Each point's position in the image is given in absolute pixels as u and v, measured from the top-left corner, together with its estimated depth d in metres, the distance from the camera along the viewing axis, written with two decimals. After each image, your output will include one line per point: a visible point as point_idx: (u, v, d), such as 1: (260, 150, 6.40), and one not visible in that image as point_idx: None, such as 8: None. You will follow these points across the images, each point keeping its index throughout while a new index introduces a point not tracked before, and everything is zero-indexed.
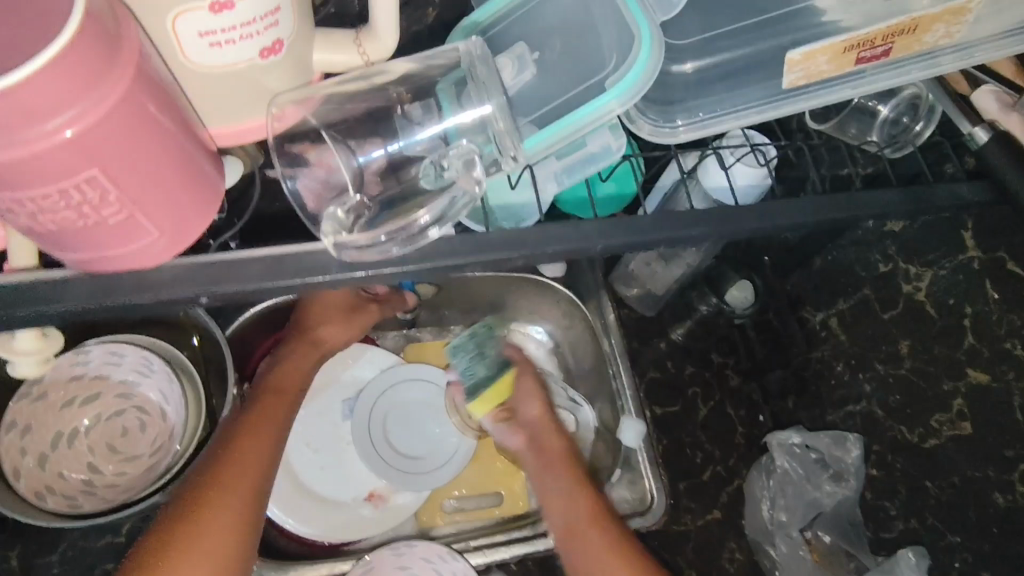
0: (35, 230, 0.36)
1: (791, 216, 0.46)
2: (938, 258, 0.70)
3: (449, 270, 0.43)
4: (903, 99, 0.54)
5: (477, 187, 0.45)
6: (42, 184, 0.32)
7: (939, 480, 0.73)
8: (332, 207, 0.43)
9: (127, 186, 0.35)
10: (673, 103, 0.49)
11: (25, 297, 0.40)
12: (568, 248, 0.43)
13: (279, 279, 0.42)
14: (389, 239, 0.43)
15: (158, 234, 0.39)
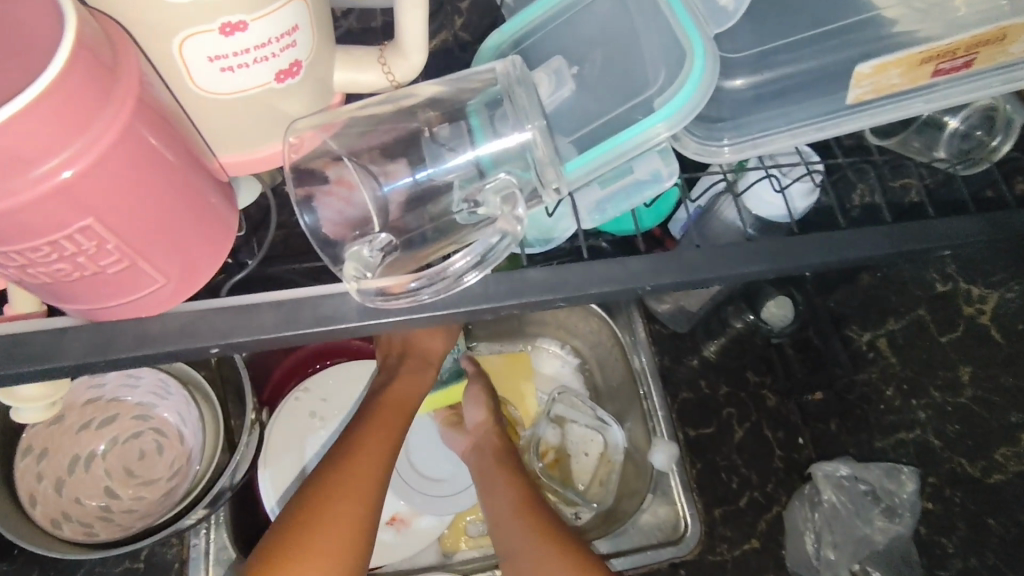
0: (31, 279, 0.33)
1: (857, 247, 0.42)
2: (1006, 280, 0.63)
3: (482, 313, 0.40)
4: (975, 111, 0.49)
5: (518, 226, 0.39)
6: (37, 233, 0.30)
7: (1005, 518, 0.65)
8: (356, 245, 0.40)
9: (129, 228, 0.32)
10: (723, 120, 0.45)
11: (20, 349, 0.38)
12: (611, 288, 0.39)
13: (300, 327, 0.39)
14: (420, 284, 0.39)
15: (165, 278, 0.36)
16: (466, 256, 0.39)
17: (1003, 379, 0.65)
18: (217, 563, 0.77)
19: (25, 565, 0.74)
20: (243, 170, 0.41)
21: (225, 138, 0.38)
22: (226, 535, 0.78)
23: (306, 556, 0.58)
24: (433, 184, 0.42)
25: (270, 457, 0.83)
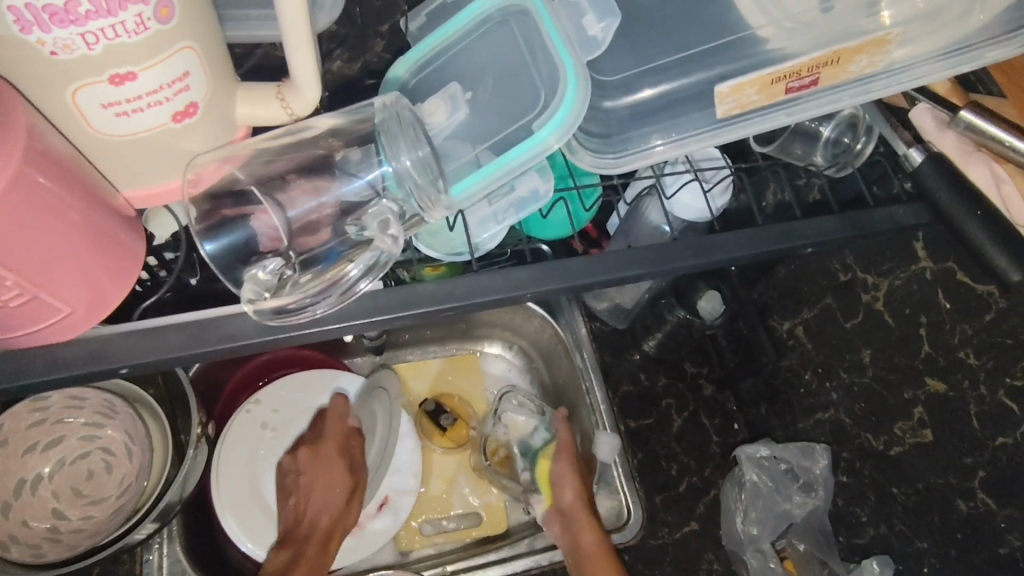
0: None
1: (731, 250, 0.47)
2: (893, 269, 0.68)
3: (381, 323, 0.44)
4: (841, 119, 0.55)
5: (398, 244, 0.44)
6: None
7: (906, 487, 0.71)
8: (254, 269, 0.43)
9: (31, 264, 0.36)
10: (611, 136, 0.50)
11: None
12: (503, 297, 0.44)
13: (207, 344, 0.43)
14: (314, 299, 0.43)
15: (74, 307, 0.40)
16: (358, 267, 0.43)
17: (897, 359, 0.70)
18: None
19: None
20: (147, 203, 0.43)
21: (129, 178, 0.40)
22: (179, 549, 0.80)
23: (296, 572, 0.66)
24: (338, 205, 0.45)
25: (223, 470, 0.85)
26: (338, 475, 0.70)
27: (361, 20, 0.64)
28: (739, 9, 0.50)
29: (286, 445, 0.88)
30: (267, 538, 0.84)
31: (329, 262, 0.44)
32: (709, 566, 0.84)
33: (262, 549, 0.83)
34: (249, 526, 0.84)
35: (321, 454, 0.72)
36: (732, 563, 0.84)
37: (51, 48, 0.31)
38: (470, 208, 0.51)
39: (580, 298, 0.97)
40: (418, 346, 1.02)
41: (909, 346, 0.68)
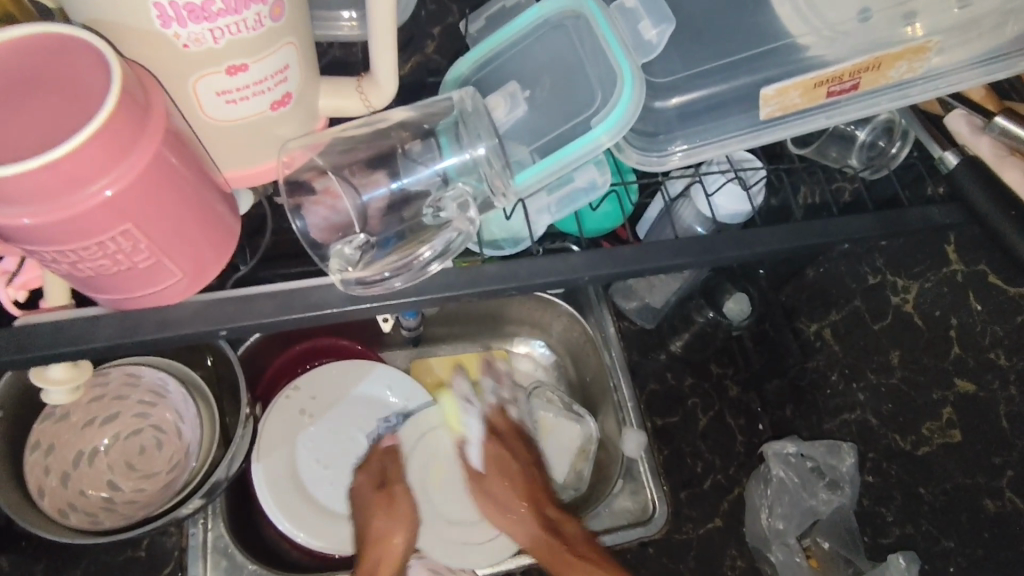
0: (71, 271, 0.39)
1: (770, 242, 0.49)
2: (923, 272, 0.71)
3: (446, 299, 0.45)
4: (877, 123, 0.58)
5: (472, 226, 0.48)
6: (81, 239, 0.36)
7: (932, 486, 0.73)
8: (339, 244, 0.46)
9: (155, 235, 0.38)
10: (657, 134, 0.52)
11: (56, 334, 0.43)
12: (555, 278, 0.45)
13: (289, 313, 0.44)
14: (394, 274, 0.46)
15: (181, 274, 0.42)
16: (432, 250, 0.47)
17: (925, 361, 0.73)
18: (215, 550, 0.81)
19: (32, 555, 0.78)
20: (242, 183, 0.47)
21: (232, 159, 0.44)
22: (223, 526, 0.82)
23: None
24: (404, 192, 0.49)
25: (264, 450, 0.89)
26: (401, 525, 0.74)
27: (416, 24, 0.68)
28: (784, 16, 0.52)
29: (326, 430, 0.92)
30: (301, 518, 0.87)
31: (404, 242, 0.48)
32: (732, 563, 0.85)
33: (298, 528, 0.86)
34: (287, 505, 0.87)
35: (394, 503, 0.76)
36: (754, 559, 0.84)
37: (183, 41, 0.36)
38: (531, 198, 0.55)
39: (610, 297, 0.99)
40: (449, 341, 1.05)
41: (939, 347, 0.71)
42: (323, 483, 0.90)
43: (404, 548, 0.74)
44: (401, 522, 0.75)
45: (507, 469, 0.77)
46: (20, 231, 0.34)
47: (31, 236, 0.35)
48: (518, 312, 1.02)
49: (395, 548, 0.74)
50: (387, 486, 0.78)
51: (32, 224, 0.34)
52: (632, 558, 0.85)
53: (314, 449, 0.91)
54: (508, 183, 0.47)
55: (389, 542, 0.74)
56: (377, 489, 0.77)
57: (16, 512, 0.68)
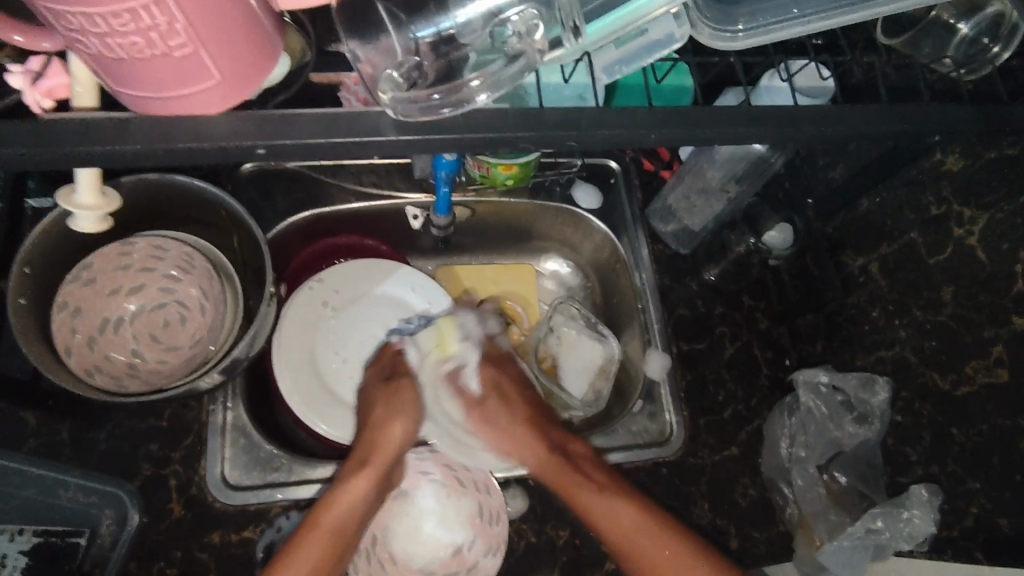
0: (97, 50, 0.31)
1: (857, 125, 0.45)
2: (997, 201, 0.65)
3: (502, 141, 0.41)
4: (985, 17, 0.53)
5: (539, 56, 0.41)
6: (108, 0, 0.28)
7: (967, 428, 0.73)
8: (388, 71, 0.40)
9: (196, 14, 0.30)
10: (736, 4, 0.47)
11: (57, 139, 0.37)
12: (620, 134, 0.41)
13: (334, 137, 0.39)
14: (442, 99, 0.40)
15: (219, 75, 0.34)
16: (480, 77, 0.40)
17: (981, 297, 0.69)
18: (235, 429, 0.82)
19: (58, 415, 0.79)
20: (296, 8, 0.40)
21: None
22: (242, 407, 0.83)
23: (327, 504, 0.66)
24: (455, 34, 0.40)
25: (283, 341, 0.88)
26: (402, 415, 0.71)
27: None
28: None
29: (346, 323, 0.92)
30: (320, 410, 0.87)
31: (452, 73, 0.41)
32: (744, 491, 0.84)
33: (319, 420, 0.86)
34: (306, 397, 0.87)
35: (396, 397, 0.72)
36: (767, 490, 0.83)
37: None
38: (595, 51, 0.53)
39: (646, 217, 0.95)
40: (477, 252, 1.01)
41: (997, 283, 0.67)
42: (342, 376, 0.89)
43: (405, 436, 0.70)
44: (406, 414, 0.71)
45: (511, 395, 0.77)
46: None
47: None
48: (547, 227, 0.98)
49: (392, 438, 0.70)
50: (392, 381, 0.74)
51: None
52: (645, 476, 0.84)
53: (335, 342, 0.91)
54: (579, 19, 0.41)
55: (387, 430, 0.70)
56: (380, 384, 0.74)
57: (45, 367, 0.68)
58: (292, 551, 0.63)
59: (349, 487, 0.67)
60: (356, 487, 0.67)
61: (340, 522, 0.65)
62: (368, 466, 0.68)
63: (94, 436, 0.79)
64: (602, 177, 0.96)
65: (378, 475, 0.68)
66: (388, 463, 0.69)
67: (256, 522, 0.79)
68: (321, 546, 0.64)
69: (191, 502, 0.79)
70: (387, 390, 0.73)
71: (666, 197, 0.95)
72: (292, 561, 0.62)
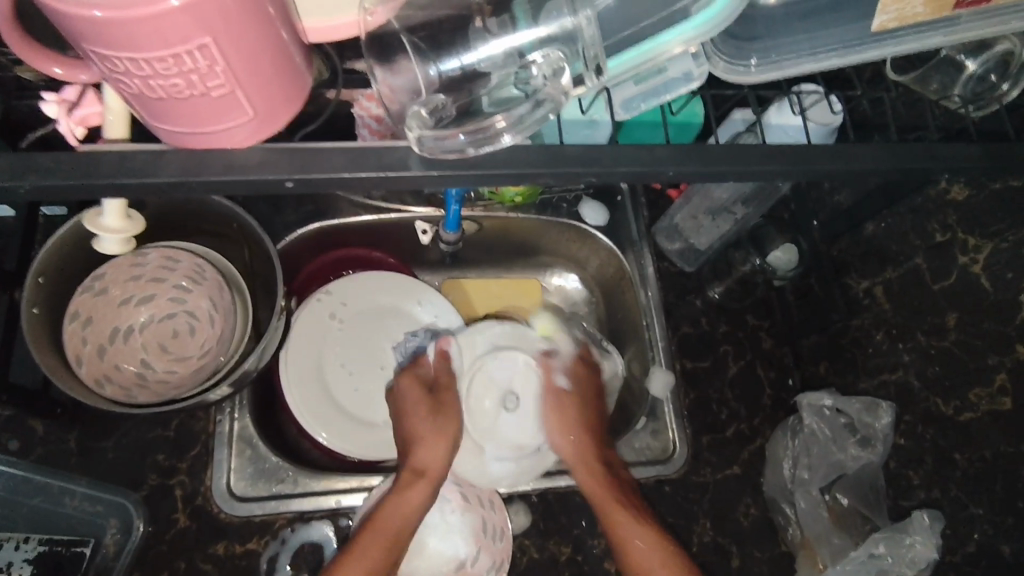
0: (140, 92, 0.33)
1: (865, 162, 0.46)
2: (1002, 231, 0.67)
3: (522, 176, 0.41)
4: (993, 55, 0.53)
5: (564, 97, 0.42)
6: (154, 46, 0.29)
7: (969, 453, 0.71)
8: (415, 106, 0.42)
9: (236, 59, 0.32)
10: (753, 39, 0.48)
11: (81, 170, 0.37)
12: (636, 169, 0.42)
13: (360, 170, 0.39)
14: (468, 139, 0.41)
15: (252, 114, 0.35)
16: (506, 118, 0.41)
17: (984, 325, 0.69)
18: (241, 441, 0.82)
19: (65, 423, 0.80)
20: (320, 41, 0.41)
21: (312, 12, 0.40)
22: (249, 417, 0.83)
23: (343, 564, 0.64)
24: (472, 70, 0.43)
25: (290, 350, 0.89)
26: (446, 435, 0.71)
27: None
28: None
29: (353, 335, 0.92)
30: (325, 420, 0.88)
31: (476, 110, 0.42)
32: (746, 510, 0.85)
33: (322, 429, 0.87)
34: (312, 408, 0.88)
35: (444, 411, 0.72)
36: (768, 509, 0.85)
37: None
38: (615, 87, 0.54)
39: (652, 235, 0.96)
40: (485, 268, 1.02)
41: (1003, 312, 0.67)
42: (348, 388, 0.90)
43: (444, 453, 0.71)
44: (446, 434, 0.71)
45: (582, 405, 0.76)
46: (85, 24, 0.28)
47: (96, 32, 0.29)
48: (553, 243, 0.99)
49: (439, 455, 0.71)
50: (437, 393, 0.74)
51: (102, 18, 0.28)
52: (648, 494, 0.85)
53: (340, 352, 0.91)
54: (602, 58, 0.41)
55: (429, 447, 0.71)
56: (424, 391, 0.74)
57: (56, 375, 0.68)
58: (347, 560, 0.64)
59: (409, 494, 0.68)
60: (414, 497, 0.68)
61: (397, 527, 0.67)
62: (423, 477, 0.69)
63: (100, 444, 0.79)
64: (610, 195, 0.97)
65: (434, 489, 0.70)
66: (440, 476, 0.70)
67: (262, 533, 0.79)
68: (375, 549, 0.65)
69: (197, 512, 0.79)
70: (436, 404, 0.72)
71: (673, 215, 0.96)
72: (349, 561, 0.64)
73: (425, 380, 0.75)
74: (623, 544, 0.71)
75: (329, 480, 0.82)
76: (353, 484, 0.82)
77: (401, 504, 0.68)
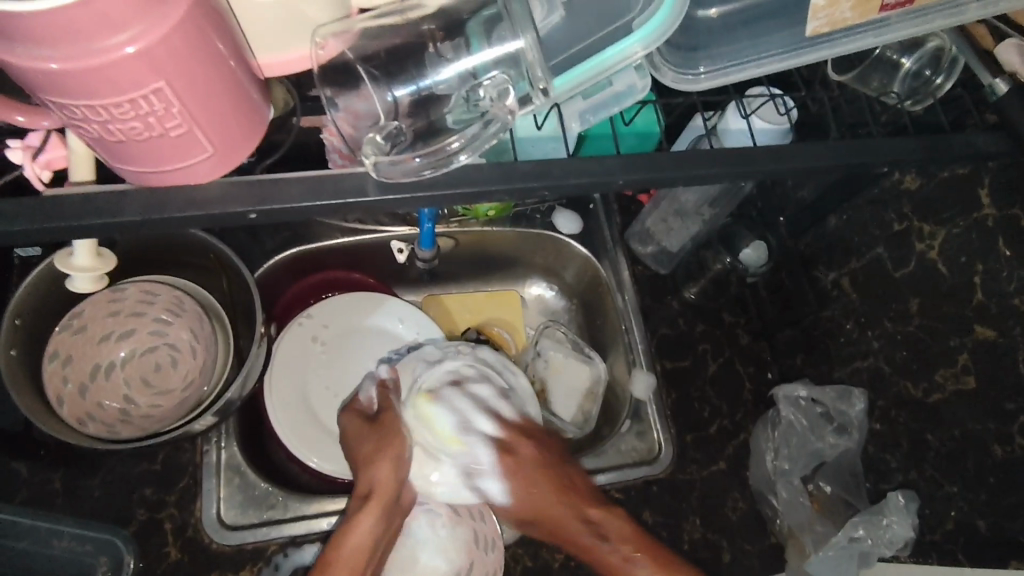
0: (100, 136, 0.34)
1: (812, 159, 0.48)
2: (952, 217, 0.69)
3: (481, 194, 0.43)
4: (926, 51, 0.57)
5: (510, 117, 0.44)
6: (111, 93, 0.31)
7: (939, 433, 0.73)
8: (370, 133, 0.43)
9: (192, 101, 0.33)
10: (697, 48, 0.50)
11: (50, 212, 0.38)
12: (589, 180, 0.44)
13: (323, 198, 0.41)
14: (422, 161, 0.43)
15: (212, 151, 0.37)
16: (460, 139, 0.43)
17: (945, 308, 0.71)
18: (229, 469, 0.83)
19: (51, 464, 0.79)
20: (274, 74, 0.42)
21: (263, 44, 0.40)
22: (237, 446, 0.84)
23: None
24: (429, 92, 0.45)
25: (274, 377, 0.90)
26: (387, 454, 0.65)
27: None
28: None
29: (338, 358, 0.93)
30: (314, 445, 0.88)
31: (432, 133, 0.44)
32: (734, 504, 0.86)
33: (311, 454, 0.87)
34: (299, 431, 0.88)
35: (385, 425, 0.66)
36: (755, 502, 0.86)
37: None
38: (564, 102, 0.54)
39: (625, 240, 0.98)
40: (463, 282, 1.03)
41: (961, 293, 0.69)
42: (334, 412, 0.91)
43: (394, 470, 0.64)
44: (391, 451, 0.65)
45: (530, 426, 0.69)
46: (40, 76, 0.30)
47: (52, 83, 0.30)
48: (530, 255, 1.01)
49: (387, 472, 0.64)
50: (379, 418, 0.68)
51: (59, 70, 0.29)
52: (637, 495, 0.86)
53: (325, 377, 0.92)
54: (547, 78, 0.43)
55: (374, 466, 0.65)
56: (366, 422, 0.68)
57: (38, 416, 0.68)
58: None
59: (357, 523, 0.63)
60: (366, 522, 0.63)
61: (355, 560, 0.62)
62: (371, 498, 0.64)
63: (87, 482, 0.79)
64: (582, 203, 0.99)
65: (382, 512, 0.64)
66: (393, 495, 0.65)
67: (254, 561, 0.79)
68: None
69: (188, 544, 0.79)
70: (376, 427, 0.67)
71: (644, 220, 0.98)
72: None
73: (369, 414, 0.69)
74: (592, 550, 0.69)
75: (320, 503, 0.82)
76: (344, 505, 0.83)
77: (356, 533, 0.63)
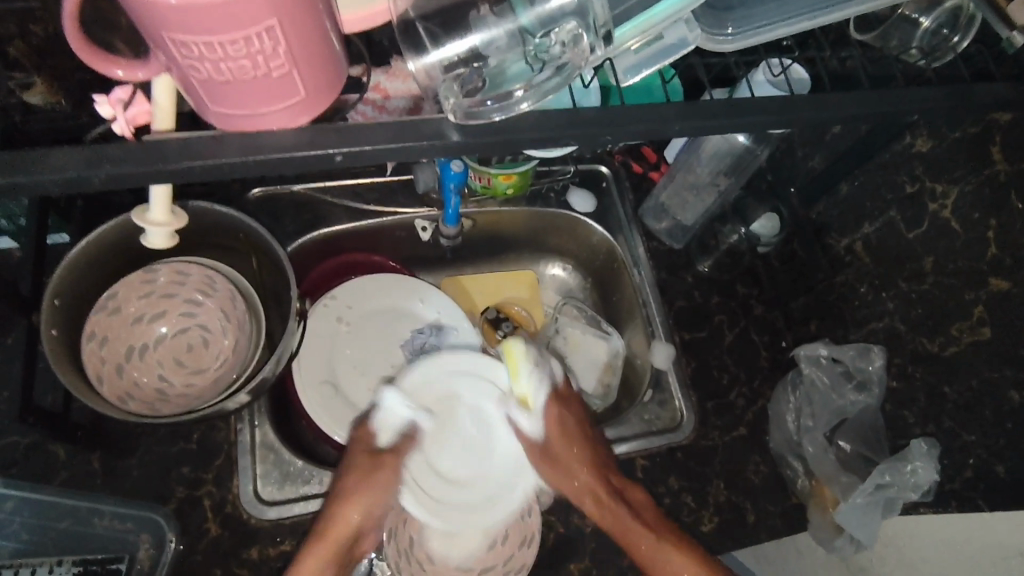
0: (205, 75, 0.36)
1: (845, 107, 0.50)
2: (961, 176, 0.71)
3: (545, 139, 0.45)
4: (944, 10, 0.60)
5: (585, 63, 0.46)
6: (226, 30, 0.33)
7: (958, 385, 0.78)
8: (445, 82, 0.46)
9: (294, 42, 0.35)
10: (730, 10, 0.53)
11: (132, 169, 0.40)
12: (644, 132, 0.46)
13: (403, 142, 0.43)
14: (494, 105, 0.45)
15: (302, 95, 0.39)
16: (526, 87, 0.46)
17: (959, 262, 0.74)
18: (262, 447, 0.84)
19: (86, 446, 0.80)
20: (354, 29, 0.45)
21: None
22: (268, 424, 0.85)
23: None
24: (483, 48, 0.47)
25: (305, 354, 0.91)
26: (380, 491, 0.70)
27: None
28: None
29: (365, 334, 0.95)
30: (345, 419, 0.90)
31: (499, 82, 0.46)
32: (757, 467, 0.88)
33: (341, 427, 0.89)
34: (328, 409, 0.89)
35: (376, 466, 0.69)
36: (777, 465, 0.88)
37: None
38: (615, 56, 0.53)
39: (639, 216, 1.00)
40: (478, 262, 1.05)
41: (975, 249, 0.72)
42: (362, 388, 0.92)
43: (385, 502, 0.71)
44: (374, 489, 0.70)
45: (571, 426, 0.73)
46: (162, 12, 0.32)
47: (172, 19, 0.32)
48: (544, 236, 1.03)
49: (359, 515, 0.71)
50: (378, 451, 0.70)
51: (179, 6, 0.31)
52: (662, 461, 0.88)
53: (353, 355, 0.93)
54: (610, 24, 0.46)
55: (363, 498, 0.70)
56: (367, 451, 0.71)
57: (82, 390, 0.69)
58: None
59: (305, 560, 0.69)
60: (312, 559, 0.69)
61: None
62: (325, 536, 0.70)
63: (124, 462, 0.80)
64: (595, 181, 1.01)
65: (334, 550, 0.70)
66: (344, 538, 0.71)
67: (293, 535, 0.80)
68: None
69: (227, 520, 0.80)
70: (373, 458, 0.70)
71: (658, 195, 1.00)
72: None
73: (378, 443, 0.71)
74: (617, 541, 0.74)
75: None
76: None
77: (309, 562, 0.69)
